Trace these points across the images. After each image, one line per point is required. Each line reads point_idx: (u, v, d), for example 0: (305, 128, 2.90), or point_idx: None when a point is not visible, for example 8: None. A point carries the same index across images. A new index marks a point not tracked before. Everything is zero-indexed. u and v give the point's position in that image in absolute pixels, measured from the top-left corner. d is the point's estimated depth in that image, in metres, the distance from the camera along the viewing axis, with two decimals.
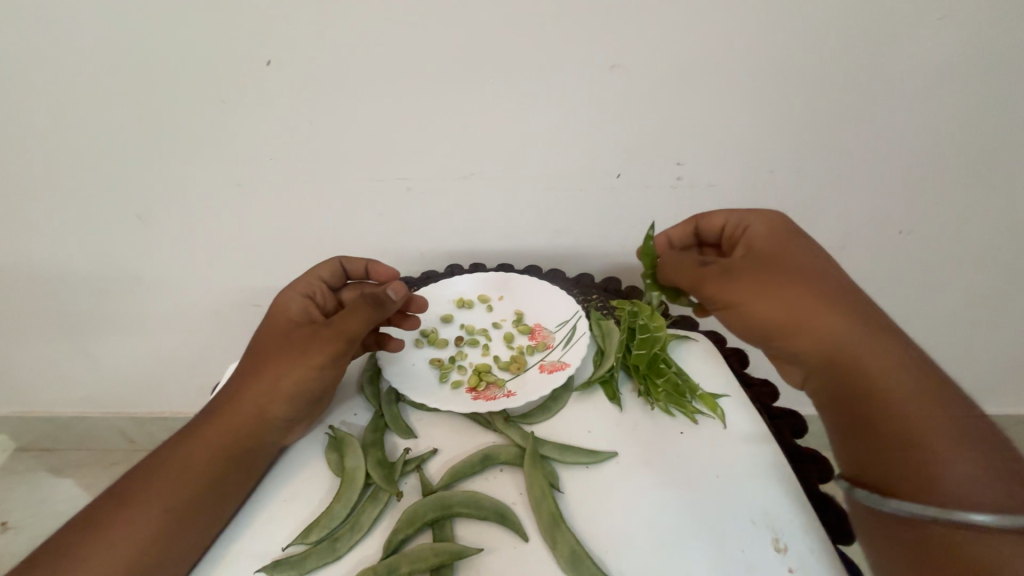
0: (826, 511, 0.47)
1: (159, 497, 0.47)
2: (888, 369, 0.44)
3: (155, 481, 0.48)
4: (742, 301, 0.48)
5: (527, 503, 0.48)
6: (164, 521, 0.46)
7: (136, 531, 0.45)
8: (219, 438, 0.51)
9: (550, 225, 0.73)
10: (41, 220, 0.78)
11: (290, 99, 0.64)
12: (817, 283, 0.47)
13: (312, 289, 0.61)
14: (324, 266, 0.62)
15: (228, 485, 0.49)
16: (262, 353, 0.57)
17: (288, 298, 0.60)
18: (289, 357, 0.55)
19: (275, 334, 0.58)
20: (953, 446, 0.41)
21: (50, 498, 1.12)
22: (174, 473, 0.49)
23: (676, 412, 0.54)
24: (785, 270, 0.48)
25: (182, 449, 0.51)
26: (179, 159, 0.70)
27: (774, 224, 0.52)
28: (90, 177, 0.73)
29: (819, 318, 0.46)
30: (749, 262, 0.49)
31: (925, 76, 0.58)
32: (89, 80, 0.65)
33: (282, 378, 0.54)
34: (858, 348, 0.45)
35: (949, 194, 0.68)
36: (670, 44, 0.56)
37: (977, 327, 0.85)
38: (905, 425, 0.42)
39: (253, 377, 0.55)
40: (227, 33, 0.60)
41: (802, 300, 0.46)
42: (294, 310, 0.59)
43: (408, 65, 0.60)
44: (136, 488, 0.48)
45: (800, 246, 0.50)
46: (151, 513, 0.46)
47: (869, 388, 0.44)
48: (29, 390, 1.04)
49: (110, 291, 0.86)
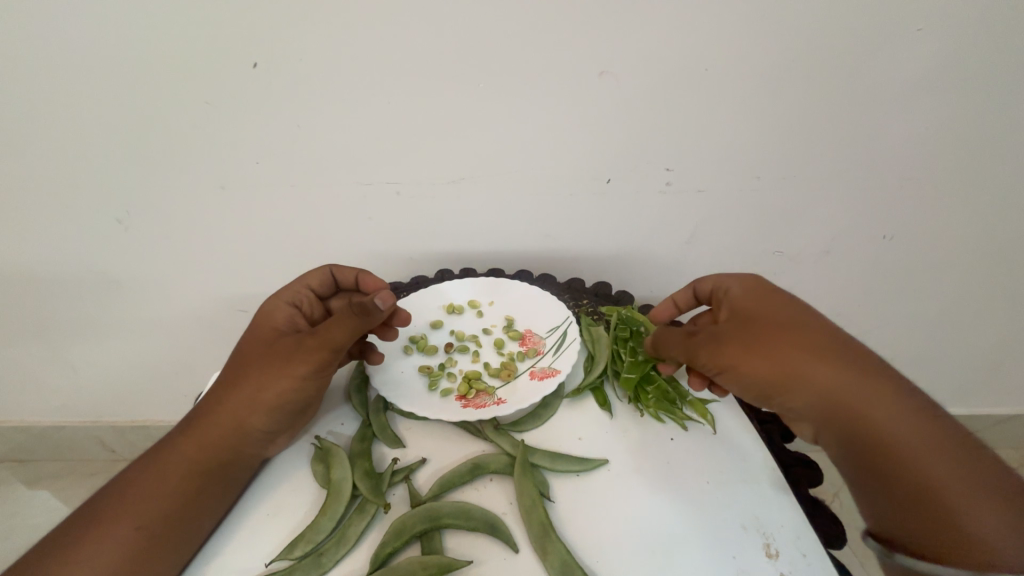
0: (817, 516, 0.49)
1: (133, 512, 0.47)
2: (888, 424, 0.44)
3: (132, 494, 0.48)
4: (734, 369, 0.48)
5: (517, 513, 0.49)
6: (138, 537, 0.45)
7: (109, 550, 0.44)
8: (196, 452, 0.50)
9: (540, 229, 0.74)
10: (15, 224, 0.75)
11: (277, 102, 0.62)
12: (806, 341, 0.47)
13: (299, 297, 0.59)
14: (313, 274, 0.60)
15: (207, 499, 0.49)
16: (243, 361, 0.55)
17: (274, 306, 0.58)
18: (271, 367, 0.53)
19: (258, 343, 0.56)
20: (973, 488, 0.41)
21: (24, 510, 1.09)
22: (150, 487, 0.48)
23: (666, 418, 0.56)
24: (769, 333, 0.48)
25: (160, 461, 0.50)
26: (159, 162, 0.68)
27: (753, 285, 0.53)
28: (66, 180, 0.70)
29: (817, 377, 0.46)
30: (732, 330, 0.49)
31: (907, 80, 0.60)
32: (59, 79, 0.61)
33: (263, 389, 0.52)
34: (858, 406, 0.45)
35: (936, 188, 0.70)
36: (659, 53, 0.58)
37: (953, 316, 0.89)
38: (916, 483, 0.42)
39: (234, 386, 0.53)
40: (208, 33, 0.57)
41: (793, 362, 0.46)
42: (280, 320, 0.57)
43: (403, 68, 0.59)
44: (113, 503, 0.47)
45: (782, 303, 0.51)
46: (126, 528, 0.46)
47: (874, 449, 0.44)
48: (6, 398, 1.01)
49: (92, 296, 0.84)
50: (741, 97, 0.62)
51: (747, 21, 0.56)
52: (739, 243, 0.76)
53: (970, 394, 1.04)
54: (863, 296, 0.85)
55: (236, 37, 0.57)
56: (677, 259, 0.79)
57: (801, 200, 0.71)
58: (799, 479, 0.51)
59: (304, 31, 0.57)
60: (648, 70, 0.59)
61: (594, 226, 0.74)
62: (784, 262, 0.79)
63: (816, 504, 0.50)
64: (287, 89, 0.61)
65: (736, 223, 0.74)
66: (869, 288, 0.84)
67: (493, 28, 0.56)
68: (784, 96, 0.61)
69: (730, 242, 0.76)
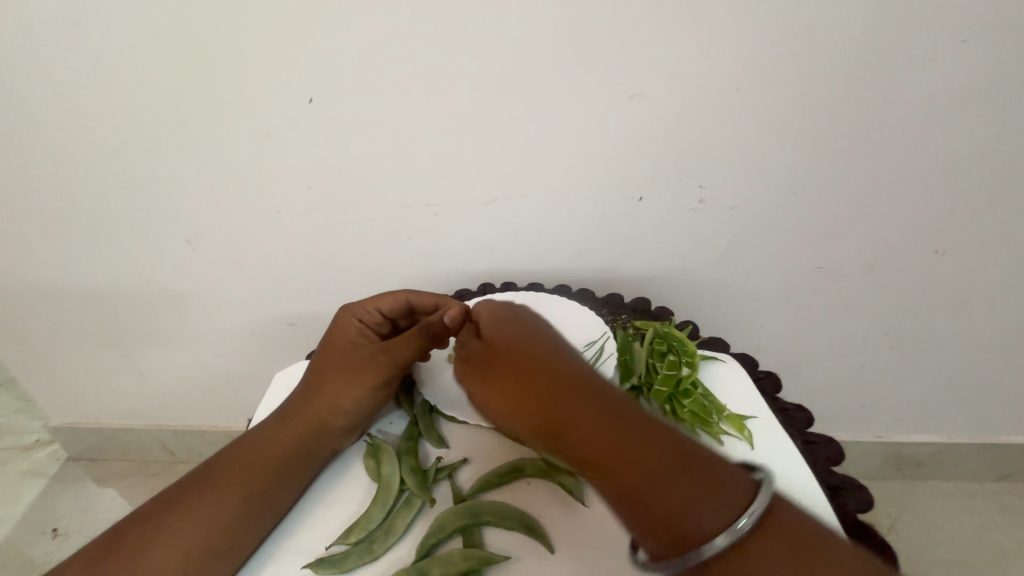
0: (868, 543, 0.47)
1: (227, 489, 0.52)
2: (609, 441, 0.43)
3: (226, 473, 0.53)
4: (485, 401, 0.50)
5: (554, 514, 0.50)
6: (230, 512, 0.50)
7: (206, 522, 0.50)
8: (280, 444, 0.55)
9: (574, 246, 0.76)
10: (102, 244, 0.84)
11: (329, 132, 0.68)
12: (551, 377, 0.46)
13: (368, 316, 0.60)
14: (384, 298, 0.60)
15: (286, 482, 0.53)
16: (323, 365, 0.59)
17: (347, 319, 0.60)
18: (348, 376, 0.58)
19: (333, 353, 0.60)
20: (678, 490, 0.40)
21: (93, 506, 1.18)
22: (240, 470, 0.53)
23: (702, 432, 0.55)
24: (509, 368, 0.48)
25: (250, 447, 0.55)
26: (224, 188, 0.75)
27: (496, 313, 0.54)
28: (145, 204, 0.78)
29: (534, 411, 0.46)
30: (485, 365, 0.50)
31: (946, 95, 0.60)
32: (143, 115, 0.69)
33: (340, 396, 0.57)
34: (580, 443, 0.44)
35: (986, 201, 0.68)
36: (690, 74, 0.60)
37: (1018, 339, 0.83)
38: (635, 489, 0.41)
39: (316, 386, 0.58)
40: (272, 74, 0.64)
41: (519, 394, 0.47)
42: (353, 332, 0.60)
43: (444, 95, 0.64)
44: (210, 480, 0.53)
45: (525, 330, 0.51)
46: (221, 502, 0.51)
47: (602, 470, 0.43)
48: (83, 401, 1.11)
49: (161, 309, 0.92)
50: (777, 113, 0.62)
51: (776, 42, 0.57)
52: (777, 258, 0.75)
53: None
54: (914, 315, 0.81)
55: (297, 75, 0.64)
56: (713, 275, 0.78)
57: (843, 214, 0.70)
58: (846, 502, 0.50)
59: (358, 67, 0.62)
60: (680, 90, 0.61)
61: (628, 242, 0.75)
62: (827, 278, 0.77)
63: (868, 530, 0.48)
64: (340, 118, 0.67)
65: (774, 238, 0.73)
66: (922, 306, 0.80)
67: (530, 57, 0.60)
68: (819, 112, 0.62)
69: (768, 257, 0.75)
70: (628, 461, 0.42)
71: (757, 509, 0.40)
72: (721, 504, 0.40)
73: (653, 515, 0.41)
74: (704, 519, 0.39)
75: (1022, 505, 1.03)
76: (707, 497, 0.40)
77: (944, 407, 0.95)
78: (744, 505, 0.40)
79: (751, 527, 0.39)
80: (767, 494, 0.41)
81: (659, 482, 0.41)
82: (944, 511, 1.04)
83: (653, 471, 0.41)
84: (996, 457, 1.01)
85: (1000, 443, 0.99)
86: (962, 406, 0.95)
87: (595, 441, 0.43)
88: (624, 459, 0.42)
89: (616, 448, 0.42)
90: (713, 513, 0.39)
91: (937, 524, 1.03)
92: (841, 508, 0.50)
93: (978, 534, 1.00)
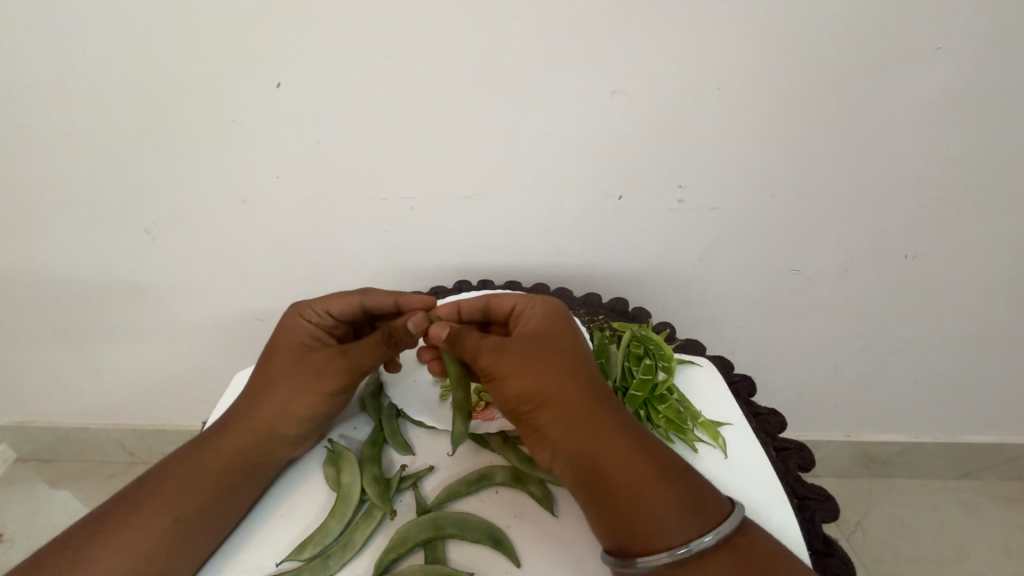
0: (830, 557, 0.48)
1: (163, 506, 0.49)
2: (620, 443, 0.46)
3: (163, 488, 0.50)
4: (504, 379, 0.48)
5: (521, 526, 0.48)
6: (166, 531, 0.47)
7: (146, 536, 0.47)
8: (222, 458, 0.52)
9: (553, 244, 0.75)
10: (51, 233, 0.79)
11: (300, 120, 0.64)
12: (583, 374, 0.49)
13: (317, 317, 0.57)
14: (336, 301, 0.57)
15: (230, 499, 0.50)
16: (271, 372, 0.56)
17: (295, 323, 0.57)
18: (298, 381, 0.54)
19: (281, 358, 0.56)
20: (670, 499, 0.44)
21: (44, 510, 1.12)
22: (179, 485, 0.50)
23: (676, 438, 0.55)
24: (548, 352, 0.49)
25: (190, 461, 0.52)
26: (186, 176, 0.71)
27: (549, 307, 0.54)
28: (99, 192, 0.73)
29: (562, 401, 0.47)
30: (521, 344, 0.49)
31: (923, 101, 0.60)
32: (95, 94, 0.65)
33: (292, 404, 0.53)
34: (594, 438, 0.46)
35: (957, 207, 0.69)
36: (673, 71, 0.59)
37: (983, 343, 0.85)
38: (631, 491, 0.44)
39: (264, 394, 0.55)
40: (237, 55, 0.60)
41: (552, 379, 0.47)
42: (302, 336, 0.56)
43: (421, 84, 0.61)
44: (145, 495, 0.50)
45: (564, 331, 0.51)
46: (158, 515, 0.48)
47: (606, 468, 0.45)
48: (34, 400, 1.05)
49: (119, 303, 0.87)
50: (755, 116, 0.62)
51: (760, 40, 0.56)
52: (754, 261, 0.75)
53: (1004, 422, 0.99)
54: (884, 318, 0.83)
55: (261, 57, 0.60)
56: (690, 276, 0.78)
57: (819, 218, 0.70)
58: (813, 514, 0.50)
59: (326, 55, 0.59)
60: (660, 89, 0.60)
61: (607, 242, 0.74)
62: (802, 281, 0.78)
63: (830, 542, 0.49)
64: (308, 105, 0.63)
65: (752, 241, 0.73)
66: (892, 309, 0.81)
67: (506, 51, 0.58)
68: (797, 116, 0.62)
69: (745, 260, 0.75)
70: (632, 471, 0.45)
71: (722, 530, 0.42)
72: (695, 518, 0.43)
73: (641, 521, 0.43)
74: (680, 529, 0.43)
75: (981, 502, 1.07)
76: (690, 512, 0.43)
77: (911, 408, 0.98)
78: (709, 524, 0.43)
79: (710, 540, 0.42)
80: (736, 518, 0.43)
81: (653, 492, 0.44)
82: (909, 509, 1.07)
83: (658, 484, 0.44)
84: (958, 457, 1.04)
85: (962, 443, 1.02)
86: (927, 407, 0.97)
87: (615, 438, 0.46)
88: (628, 467, 0.45)
89: (628, 450, 0.46)
90: (691, 523, 0.43)
91: (902, 521, 1.06)
92: (808, 520, 0.50)
93: (941, 531, 1.04)
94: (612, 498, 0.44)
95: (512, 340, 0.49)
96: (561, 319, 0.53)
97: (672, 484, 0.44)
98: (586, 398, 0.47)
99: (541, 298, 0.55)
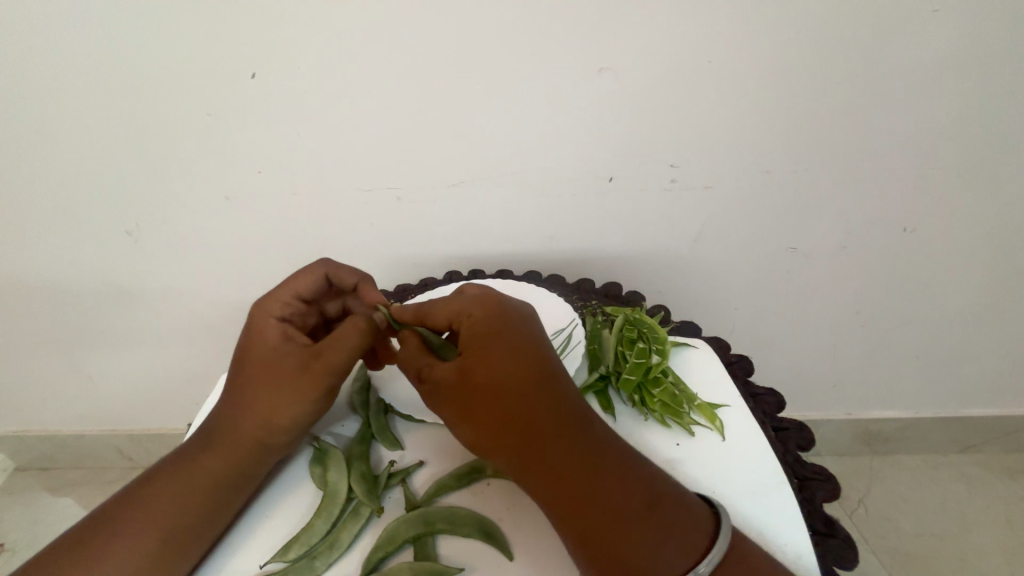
0: (831, 537, 0.47)
1: (148, 516, 0.48)
2: (570, 483, 0.42)
3: (147, 499, 0.49)
4: (448, 420, 0.47)
5: (513, 518, 0.48)
6: (150, 543, 0.47)
7: (135, 542, 0.47)
8: (203, 469, 0.51)
9: (545, 230, 0.73)
10: (31, 238, 0.77)
11: (276, 110, 0.62)
12: (518, 413, 0.43)
13: (286, 308, 0.55)
14: (302, 282, 0.55)
15: (215, 504, 0.49)
16: (247, 380, 0.53)
17: (264, 322, 0.54)
18: (276, 390, 0.52)
19: (258, 362, 0.53)
20: (629, 539, 0.41)
21: (44, 517, 1.12)
22: (163, 496, 0.50)
23: (672, 422, 0.54)
24: (479, 392, 0.44)
25: (174, 471, 0.51)
26: (164, 174, 0.69)
27: (483, 325, 0.46)
28: (76, 193, 0.71)
29: (502, 444, 0.44)
30: (451, 385, 0.45)
31: (921, 69, 0.58)
32: (62, 89, 0.62)
33: (272, 412, 0.52)
34: (541, 477, 0.43)
35: (957, 177, 0.67)
36: (662, 44, 0.57)
37: (985, 314, 0.84)
38: (587, 534, 0.41)
39: (243, 402, 0.53)
40: (207, 46, 0.58)
41: (488, 421, 0.44)
42: (273, 335, 0.54)
43: (398, 68, 0.59)
44: (133, 503, 0.49)
45: (506, 346, 0.45)
46: (144, 523, 0.48)
47: (559, 509, 0.42)
48: (29, 408, 1.04)
49: (106, 307, 0.86)
50: (746, 90, 0.60)
51: (749, 8, 0.54)
52: (749, 240, 0.74)
53: (1005, 394, 0.98)
54: (885, 293, 0.81)
55: (233, 47, 0.58)
56: (686, 258, 0.77)
57: (814, 194, 0.69)
58: (813, 494, 0.50)
59: (299, 40, 0.57)
60: (648, 65, 0.58)
61: (601, 226, 0.73)
62: (798, 259, 0.77)
63: (831, 523, 0.48)
64: (284, 95, 0.61)
65: (746, 219, 0.72)
66: (891, 284, 0.80)
67: (487, 32, 0.56)
68: (789, 90, 0.60)
69: (740, 239, 0.74)
70: (587, 513, 0.42)
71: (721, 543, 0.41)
72: (676, 544, 0.41)
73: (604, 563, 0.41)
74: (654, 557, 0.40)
75: (984, 474, 1.07)
76: (660, 553, 0.40)
77: (911, 383, 0.97)
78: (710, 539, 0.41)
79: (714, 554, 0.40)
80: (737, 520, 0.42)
81: (614, 536, 0.41)
82: (911, 485, 1.07)
83: (616, 525, 0.41)
84: (961, 431, 1.04)
85: (964, 416, 1.01)
86: (929, 381, 0.96)
87: (563, 479, 0.42)
88: (581, 512, 0.42)
89: (578, 490, 0.42)
90: (668, 561, 0.40)
91: (904, 497, 1.05)
92: (808, 500, 0.50)
93: (943, 505, 1.03)
94: (573, 539, 0.42)
95: (442, 380, 0.46)
96: (498, 338, 0.45)
97: (633, 525, 0.41)
98: (535, 420, 0.43)
99: (482, 307, 0.47)
